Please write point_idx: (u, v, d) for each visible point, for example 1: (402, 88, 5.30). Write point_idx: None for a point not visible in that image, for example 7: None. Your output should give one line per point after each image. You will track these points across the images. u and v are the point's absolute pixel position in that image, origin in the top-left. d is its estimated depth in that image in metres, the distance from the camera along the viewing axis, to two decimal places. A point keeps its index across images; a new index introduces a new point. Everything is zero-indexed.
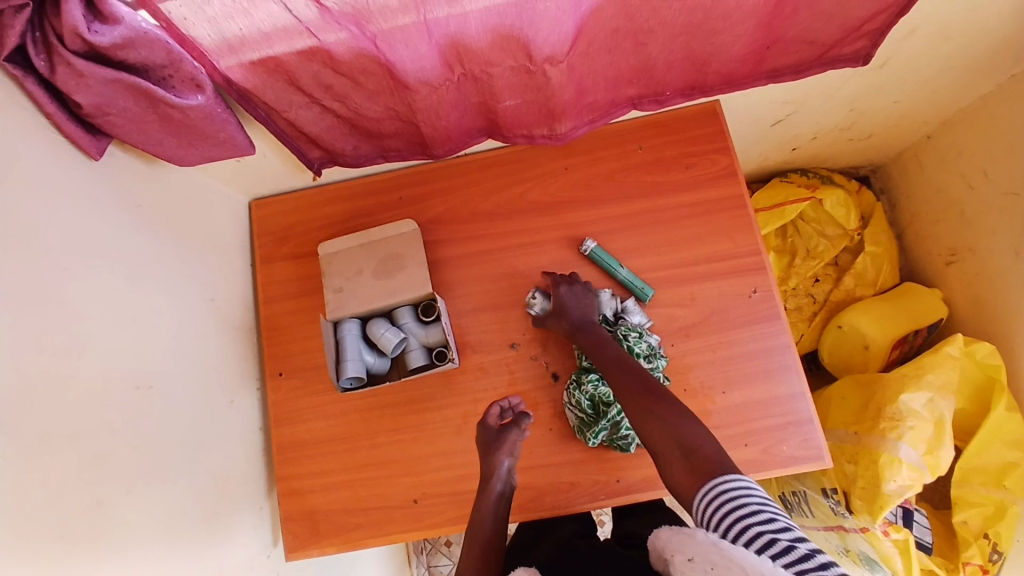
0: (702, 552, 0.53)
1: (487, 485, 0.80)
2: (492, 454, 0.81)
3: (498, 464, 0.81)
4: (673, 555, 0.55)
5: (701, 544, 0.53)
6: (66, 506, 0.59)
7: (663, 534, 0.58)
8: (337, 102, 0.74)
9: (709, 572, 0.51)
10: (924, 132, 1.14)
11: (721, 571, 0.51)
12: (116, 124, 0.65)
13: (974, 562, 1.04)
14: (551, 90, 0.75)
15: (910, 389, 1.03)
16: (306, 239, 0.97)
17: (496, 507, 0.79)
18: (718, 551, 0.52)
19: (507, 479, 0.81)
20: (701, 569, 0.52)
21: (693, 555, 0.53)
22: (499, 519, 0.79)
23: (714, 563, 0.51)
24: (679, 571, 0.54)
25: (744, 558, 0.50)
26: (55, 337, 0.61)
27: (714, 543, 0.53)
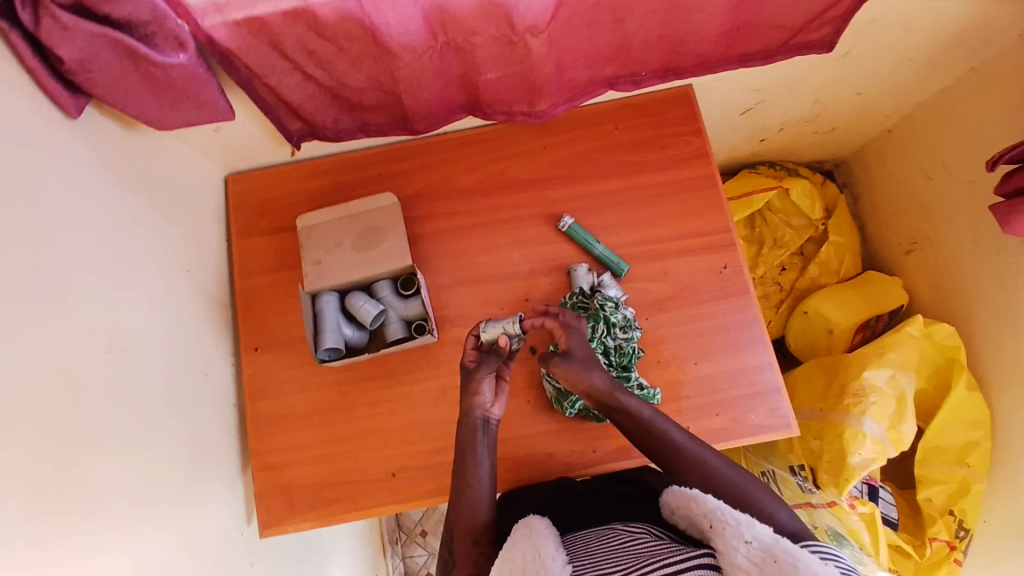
0: (764, 539, 0.55)
1: (469, 426, 0.79)
2: (468, 393, 0.80)
3: (478, 401, 0.79)
4: (728, 528, 0.57)
5: (762, 533, 0.56)
6: (39, 465, 0.57)
7: (717, 509, 0.61)
8: (320, 69, 0.75)
9: (767, 560, 0.53)
10: (885, 126, 1.20)
11: (781, 563, 0.52)
12: (98, 83, 0.65)
13: (941, 537, 1.08)
14: (532, 63, 0.77)
15: (873, 367, 1.08)
16: (284, 214, 0.97)
17: (481, 443, 0.79)
18: (781, 545, 0.54)
19: (486, 413, 0.80)
20: (758, 552, 0.53)
21: (752, 539, 0.55)
22: (486, 454, 0.79)
23: (774, 554, 0.53)
24: (728, 543, 0.55)
25: (807, 561, 0.52)
26: (32, 292, 0.60)
27: (775, 538, 0.55)
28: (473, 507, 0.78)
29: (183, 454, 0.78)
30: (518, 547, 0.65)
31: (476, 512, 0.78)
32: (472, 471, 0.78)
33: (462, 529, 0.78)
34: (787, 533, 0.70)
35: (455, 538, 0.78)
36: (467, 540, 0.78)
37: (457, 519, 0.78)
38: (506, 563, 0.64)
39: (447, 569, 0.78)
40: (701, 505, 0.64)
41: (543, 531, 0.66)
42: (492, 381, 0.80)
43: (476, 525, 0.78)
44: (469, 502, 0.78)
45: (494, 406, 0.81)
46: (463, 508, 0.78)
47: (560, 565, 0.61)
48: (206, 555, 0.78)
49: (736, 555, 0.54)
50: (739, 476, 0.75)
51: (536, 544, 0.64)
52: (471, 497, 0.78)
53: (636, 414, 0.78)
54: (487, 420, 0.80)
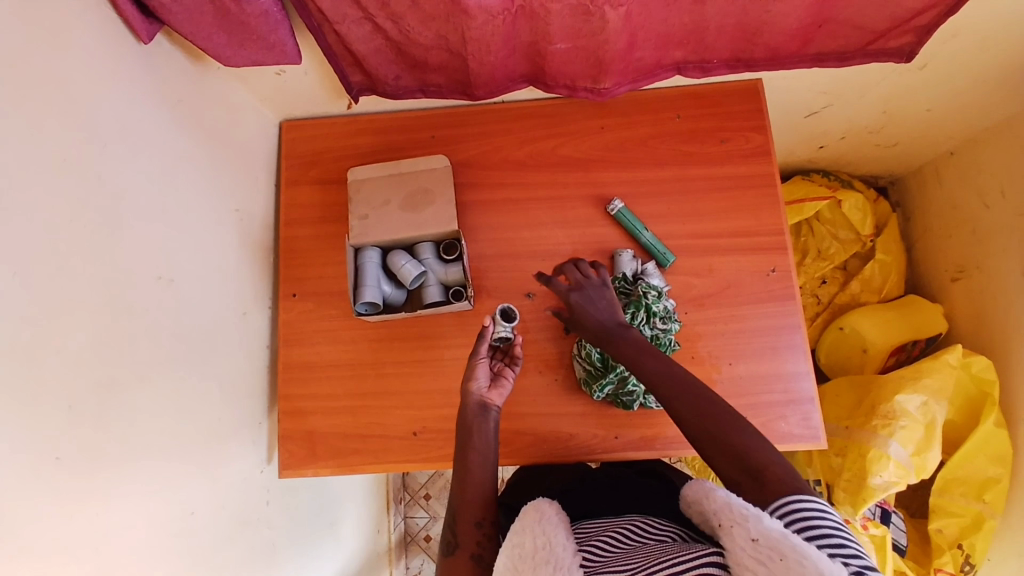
0: (771, 535, 0.52)
1: (468, 412, 0.80)
2: (465, 379, 0.82)
3: (472, 387, 0.81)
4: (735, 526, 0.55)
5: (769, 528, 0.53)
6: (78, 380, 0.59)
7: (726, 505, 0.59)
8: (390, 22, 0.74)
9: (773, 559, 0.50)
10: (947, 148, 1.16)
11: (788, 562, 0.49)
12: (172, 11, 0.65)
13: (945, 570, 1.07)
14: (603, 37, 0.75)
15: (907, 390, 1.05)
16: (334, 166, 0.97)
17: (481, 429, 0.79)
18: (788, 540, 0.51)
19: (484, 399, 0.81)
20: (764, 551, 0.51)
21: (759, 536, 0.52)
22: (485, 439, 0.79)
23: (780, 551, 0.50)
24: (736, 542, 0.53)
25: (816, 560, 0.49)
26: (90, 211, 0.61)
27: (784, 533, 0.52)
28: (477, 486, 0.77)
29: (216, 389, 0.79)
30: (527, 531, 0.63)
31: (478, 496, 0.77)
32: (473, 456, 0.78)
33: (466, 511, 0.76)
34: (761, 467, 0.63)
35: (457, 520, 0.76)
36: (471, 521, 0.75)
37: (462, 500, 0.77)
38: (516, 548, 0.62)
39: (450, 552, 0.75)
40: (711, 500, 0.62)
41: (554, 518, 0.65)
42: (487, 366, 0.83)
43: (478, 509, 0.75)
44: (472, 485, 0.77)
45: (492, 394, 0.82)
46: (466, 491, 0.77)
47: (571, 558, 0.59)
48: (226, 489, 0.80)
49: (742, 554, 0.52)
50: (736, 421, 0.67)
51: (546, 532, 0.63)
52: (473, 480, 0.77)
53: (624, 346, 0.75)
54: (485, 407, 0.81)
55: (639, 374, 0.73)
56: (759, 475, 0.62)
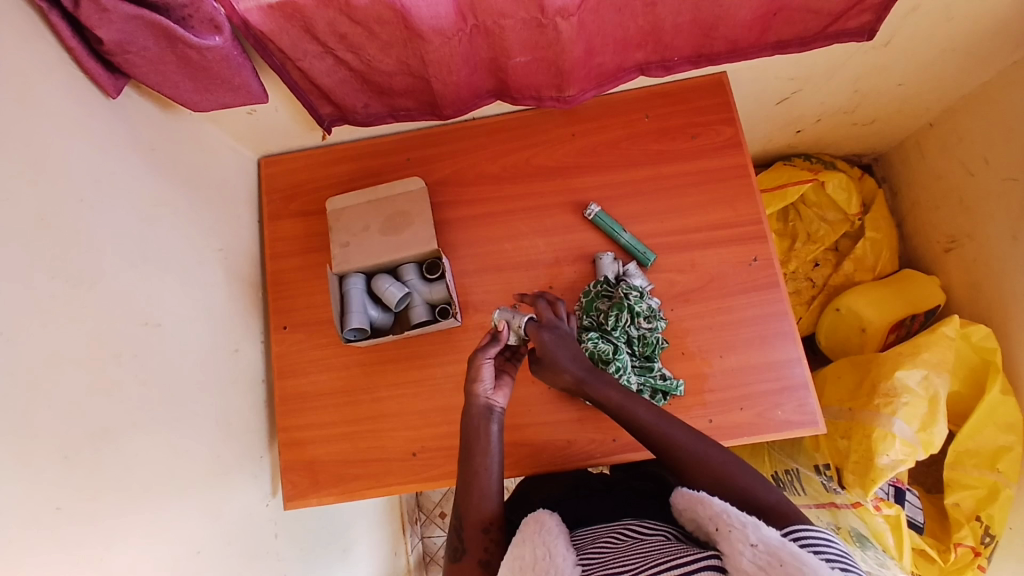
0: (770, 542, 0.53)
1: (473, 413, 0.79)
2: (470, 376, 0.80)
3: (477, 388, 0.79)
4: (734, 531, 0.56)
5: (768, 535, 0.54)
6: (73, 432, 0.60)
7: (722, 511, 0.59)
8: (351, 53, 0.75)
9: (772, 565, 0.51)
10: (926, 120, 1.15)
11: (788, 567, 0.51)
12: (136, 64, 0.67)
13: (966, 543, 1.04)
14: (561, 47, 0.77)
15: (906, 366, 1.04)
16: (314, 197, 0.99)
17: (488, 432, 0.79)
18: (787, 549, 0.52)
19: (491, 400, 0.80)
20: (764, 556, 0.52)
21: (757, 542, 0.54)
22: (490, 442, 0.78)
23: (780, 558, 0.52)
24: (735, 546, 0.54)
25: (816, 566, 0.50)
26: (72, 266, 0.63)
27: (782, 542, 0.53)
28: (482, 494, 0.76)
29: (212, 427, 0.80)
30: (527, 544, 0.63)
31: (486, 501, 0.76)
32: (479, 461, 0.77)
33: (473, 515, 0.76)
34: (766, 508, 0.66)
35: (464, 525, 0.76)
36: (478, 527, 0.75)
37: (467, 507, 0.76)
38: (516, 560, 0.62)
39: (456, 558, 0.75)
40: (706, 507, 0.62)
41: (553, 528, 0.65)
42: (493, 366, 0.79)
43: (484, 513, 0.75)
44: (477, 492, 0.76)
45: (497, 394, 0.80)
46: (472, 496, 0.76)
47: (571, 565, 0.60)
48: (231, 527, 0.81)
49: (741, 559, 0.52)
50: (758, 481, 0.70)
51: (546, 543, 0.63)
52: (479, 486, 0.76)
53: (607, 397, 0.79)
54: (491, 408, 0.79)
55: (630, 423, 0.78)
56: (767, 513, 0.65)
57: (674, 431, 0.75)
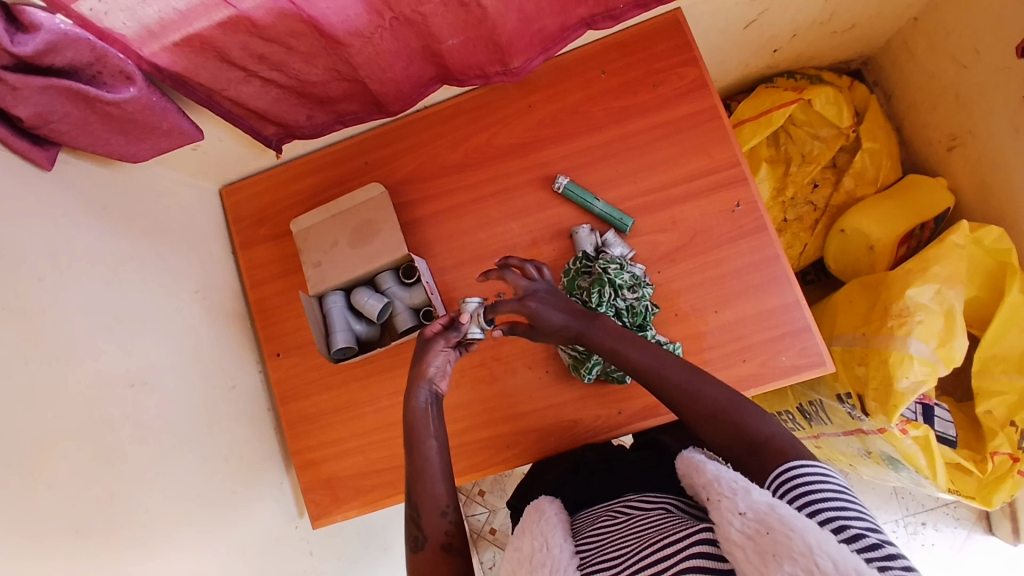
0: (758, 509, 0.52)
1: (416, 398, 0.78)
2: (419, 360, 0.79)
3: (424, 373, 0.79)
4: (724, 500, 0.56)
5: (758, 502, 0.53)
6: (82, 506, 0.62)
7: (715, 479, 0.59)
8: (276, 72, 0.72)
9: (759, 532, 0.51)
10: (910, 14, 1.07)
11: (774, 534, 0.50)
12: (62, 132, 0.64)
13: (1002, 451, 1.00)
14: (492, 23, 0.72)
15: (917, 284, 0.99)
16: (281, 219, 0.97)
17: (430, 417, 0.77)
18: (775, 513, 0.51)
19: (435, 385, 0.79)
20: (751, 524, 0.52)
21: (746, 510, 0.53)
22: (435, 426, 0.77)
23: (768, 524, 0.51)
24: (723, 516, 0.54)
25: (803, 529, 0.49)
26: (46, 346, 0.63)
27: (771, 505, 0.52)
28: (433, 479, 0.74)
29: (221, 464, 0.82)
30: (526, 536, 0.64)
31: (438, 486, 0.74)
32: (428, 443, 0.75)
33: (428, 502, 0.72)
34: (764, 444, 0.64)
35: (422, 512, 0.72)
36: (436, 512, 0.72)
37: (421, 495, 0.73)
38: (515, 551, 0.62)
39: (417, 548, 0.71)
40: (700, 475, 0.62)
41: (553, 519, 0.67)
42: (445, 354, 0.79)
43: (441, 498, 0.73)
44: (430, 477, 0.74)
45: (441, 379, 0.80)
46: (425, 484, 0.73)
47: (568, 557, 0.60)
48: (261, 552, 0.84)
49: (730, 529, 0.52)
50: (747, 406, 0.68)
51: (544, 533, 0.64)
52: (429, 472, 0.74)
53: (603, 340, 0.75)
54: (435, 395, 0.79)
55: (628, 367, 0.73)
56: (762, 448, 0.64)
57: (676, 373, 0.71)
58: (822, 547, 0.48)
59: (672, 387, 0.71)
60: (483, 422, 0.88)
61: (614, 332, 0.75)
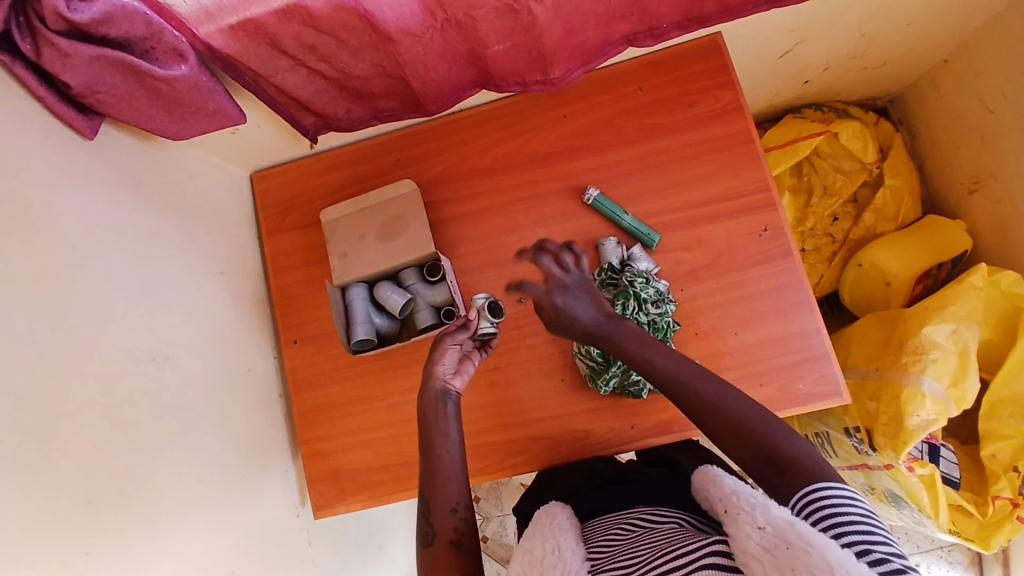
0: (778, 523, 0.52)
1: (429, 396, 0.77)
2: (430, 361, 0.78)
3: (436, 371, 0.78)
4: (742, 514, 0.55)
5: (777, 517, 0.53)
6: (94, 477, 0.62)
7: (733, 493, 0.60)
8: (323, 63, 0.73)
9: (778, 547, 0.50)
10: (941, 56, 1.09)
11: (794, 550, 0.49)
12: (108, 103, 0.65)
13: (1004, 495, 0.99)
14: (539, 31, 0.73)
15: (934, 321, 1.00)
16: (309, 208, 0.97)
17: (445, 414, 0.77)
18: (795, 529, 0.51)
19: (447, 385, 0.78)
20: (770, 539, 0.51)
21: (766, 525, 0.53)
22: (453, 424, 0.76)
23: (787, 540, 0.50)
24: (742, 528, 0.54)
25: (823, 546, 0.49)
26: (71, 315, 0.63)
27: (791, 522, 0.52)
28: (445, 475, 0.73)
29: (232, 447, 0.82)
30: (537, 538, 0.64)
31: (451, 482, 0.73)
32: (439, 442, 0.75)
33: (439, 498, 0.72)
34: (789, 461, 0.62)
35: (433, 509, 0.72)
36: (446, 509, 0.72)
37: (432, 491, 0.73)
38: (526, 553, 0.62)
39: (427, 543, 0.71)
40: (718, 490, 0.63)
41: (564, 523, 0.67)
42: (456, 352, 0.79)
43: (451, 495, 0.72)
44: (442, 472, 0.73)
45: (454, 377, 0.79)
46: (436, 480, 0.73)
47: (579, 561, 0.60)
48: (263, 539, 0.84)
49: (748, 541, 0.52)
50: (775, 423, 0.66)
51: (556, 537, 0.64)
52: (443, 467, 0.74)
53: (630, 336, 0.74)
54: (449, 393, 0.78)
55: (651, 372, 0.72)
56: (784, 466, 0.62)
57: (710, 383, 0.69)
58: (843, 568, 0.47)
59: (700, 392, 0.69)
60: (496, 425, 0.88)
61: (635, 331, 0.75)
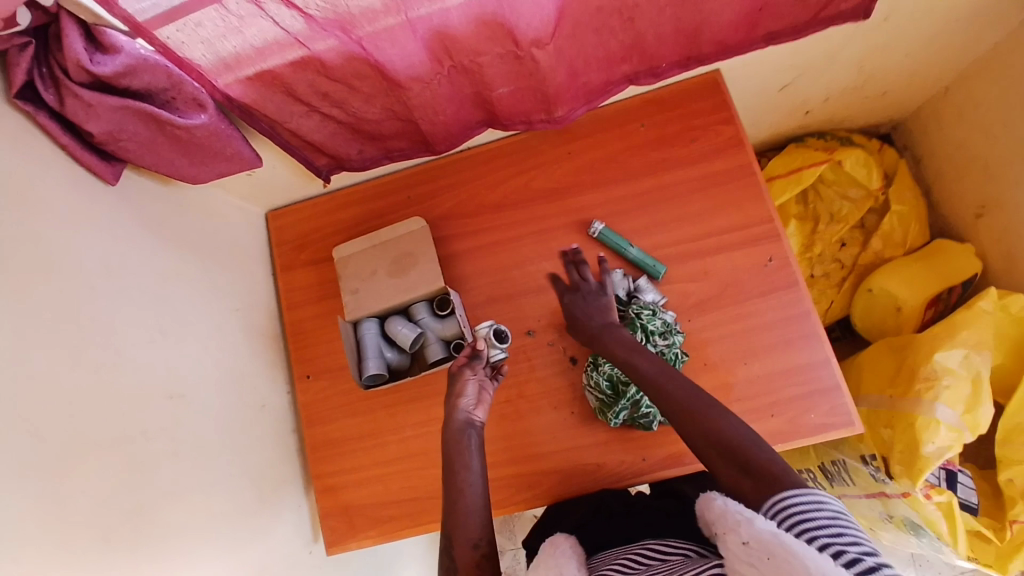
0: (761, 536, 0.54)
1: (454, 429, 0.80)
2: (451, 395, 0.81)
3: (459, 403, 0.81)
4: (729, 532, 0.57)
5: (760, 529, 0.55)
6: (111, 515, 0.63)
7: (722, 511, 0.60)
8: (336, 109, 0.76)
9: (762, 559, 0.53)
10: (941, 85, 1.10)
11: (776, 560, 0.52)
12: (130, 150, 0.68)
13: (1021, 519, 0.96)
14: (542, 75, 0.76)
15: (944, 348, 0.99)
16: (322, 246, 1.00)
17: (469, 447, 0.79)
18: (776, 540, 0.53)
19: (470, 416, 0.81)
20: (754, 552, 0.54)
21: (749, 538, 0.55)
22: (475, 455, 0.79)
23: (769, 550, 0.53)
24: (730, 548, 0.56)
25: (801, 554, 0.51)
26: (89, 355, 0.65)
27: (772, 532, 0.54)
28: (465, 508, 0.75)
29: (245, 482, 0.83)
30: (541, 567, 0.66)
31: (472, 515, 0.74)
32: (463, 473, 0.77)
33: (461, 533, 0.73)
34: (762, 472, 0.63)
35: (455, 543, 0.73)
36: (468, 545, 0.72)
37: (456, 523, 0.74)
38: None
39: None
40: (709, 507, 0.63)
41: (567, 551, 0.68)
42: (476, 384, 0.82)
43: (473, 529, 0.73)
44: (465, 506, 0.75)
45: (477, 409, 0.82)
46: (459, 512, 0.74)
47: None
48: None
49: (736, 561, 0.55)
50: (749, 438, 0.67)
51: (558, 564, 0.66)
52: (466, 499, 0.75)
53: (617, 344, 0.79)
54: (473, 424, 0.81)
55: (634, 375, 0.75)
56: (753, 470, 0.63)
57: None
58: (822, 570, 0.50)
59: (653, 394, 0.74)
60: (506, 458, 0.89)
61: (624, 338, 0.79)
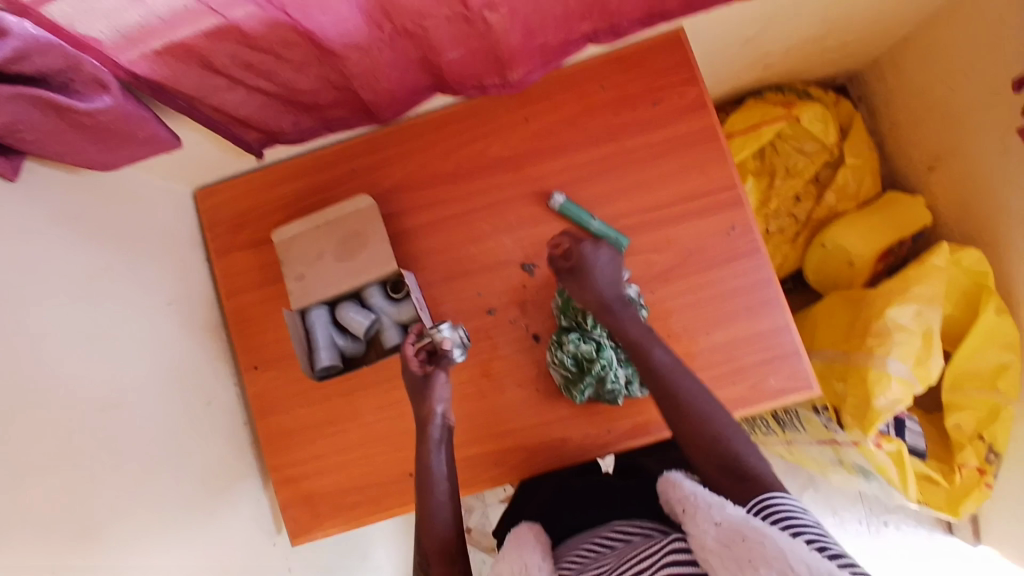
0: (733, 519, 0.56)
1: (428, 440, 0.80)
2: (425, 400, 0.81)
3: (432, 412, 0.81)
4: (699, 512, 0.59)
5: (732, 514, 0.57)
6: (56, 547, 0.58)
7: (692, 494, 0.62)
8: (264, 80, 0.68)
9: (735, 540, 0.54)
10: (901, 34, 1.08)
11: (749, 541, 0.54)
12: (28, 140, 0.59)
13: (970, 464, 1.05)
14: (495, 38, 0.69)
15: (897, 303, 1.02)
16: (262, 226, 0.93)
17: (437, 457, 0.79)
18: (749, 524, 0.55)
19: (444, 422, 0.81)
20: (726, 533, 0.55)
21: (722, 520, 0.57)
22: (443, 469, 0.79)
23: (742, 532, 0.55)
24: (699, 526, 0.57)
25: (774, 537, 0.53)
26: (11, 375, 0.58)
27: (745, 517, 0.56)
28: (437, 521, 0.76)
29: (196, 486, 0.78)
30: (504, 559, 0.65)
31: (443, 528, 0.76)
32: (435, 487, 0.77)
33: (432, 547, 0.75)
34: (747, 474, 0.69)
35: (430, 559, 0.74)
36: (442, 561, 0.74)
37: (426, 538, 0.75)
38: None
39: None
40: (678, 491, 0.65)
41: (531, 541, 0.68)
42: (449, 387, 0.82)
43: (445, 544, 0.75)
44: (437, 520, 0.76)
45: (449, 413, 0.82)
46: (430, 526, 0.76)
47: None
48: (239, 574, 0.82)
49: (706, 538, 0.56)
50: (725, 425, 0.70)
51: (522, 556, 0.65)
52: (436, 515, 0.76)
53: (631, 332, 0.78)
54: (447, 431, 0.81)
55: (645, 362, 0.76)
56: (749, 479, 0.68)
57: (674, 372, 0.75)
58: (793, 550, 0.52)
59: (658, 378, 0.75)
60: (471, 439, 0.87)
61: (636, 326, 0.78)
